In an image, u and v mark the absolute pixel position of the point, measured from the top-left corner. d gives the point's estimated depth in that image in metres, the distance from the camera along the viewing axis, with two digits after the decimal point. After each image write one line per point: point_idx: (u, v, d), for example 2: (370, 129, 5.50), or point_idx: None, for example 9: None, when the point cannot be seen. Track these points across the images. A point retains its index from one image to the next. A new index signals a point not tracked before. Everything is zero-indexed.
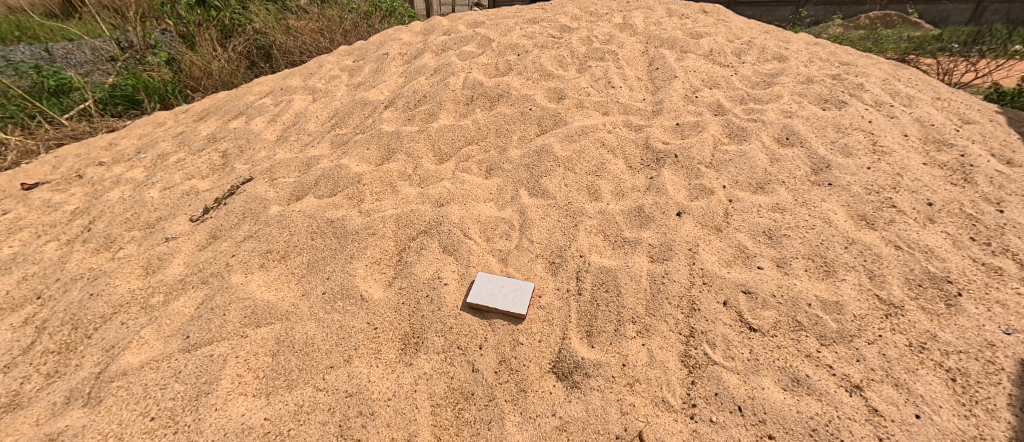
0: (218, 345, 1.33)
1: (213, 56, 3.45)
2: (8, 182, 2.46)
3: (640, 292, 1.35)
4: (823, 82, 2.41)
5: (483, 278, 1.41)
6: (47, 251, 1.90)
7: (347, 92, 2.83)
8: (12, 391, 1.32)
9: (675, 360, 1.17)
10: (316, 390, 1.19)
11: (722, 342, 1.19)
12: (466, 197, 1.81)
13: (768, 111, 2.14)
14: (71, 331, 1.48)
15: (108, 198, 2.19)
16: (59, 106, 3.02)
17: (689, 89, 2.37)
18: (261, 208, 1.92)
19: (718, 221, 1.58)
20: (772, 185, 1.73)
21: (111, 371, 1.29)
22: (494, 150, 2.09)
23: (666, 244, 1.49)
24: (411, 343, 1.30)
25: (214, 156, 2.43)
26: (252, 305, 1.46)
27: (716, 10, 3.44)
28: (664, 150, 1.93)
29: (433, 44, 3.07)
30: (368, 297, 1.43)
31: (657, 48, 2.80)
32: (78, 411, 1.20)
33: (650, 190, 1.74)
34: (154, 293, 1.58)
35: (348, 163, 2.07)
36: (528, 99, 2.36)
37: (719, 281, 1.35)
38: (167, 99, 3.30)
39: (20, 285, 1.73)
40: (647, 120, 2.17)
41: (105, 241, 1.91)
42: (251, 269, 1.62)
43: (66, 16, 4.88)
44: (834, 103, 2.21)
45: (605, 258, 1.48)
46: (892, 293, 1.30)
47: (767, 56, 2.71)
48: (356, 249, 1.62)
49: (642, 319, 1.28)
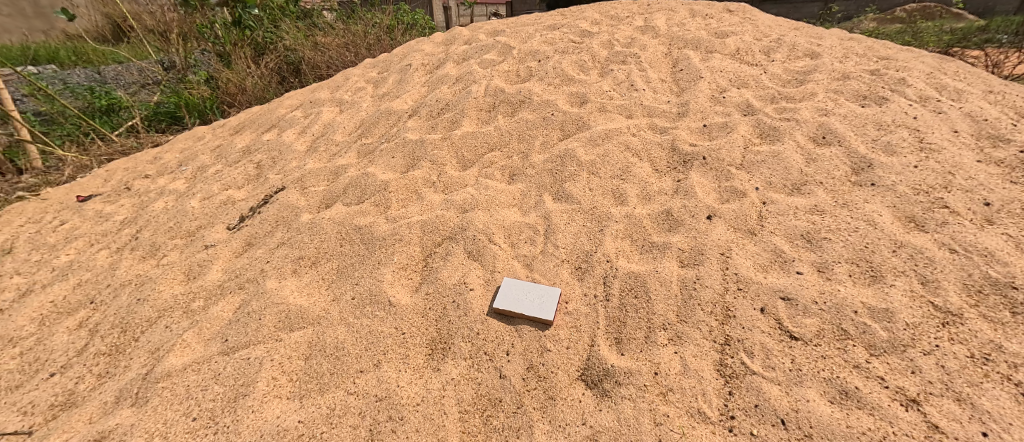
0: (254, 349, 1.38)
1: (247, 72, 3.63)
2: (64, 194, 2.64)
3: (670, 298, 1.31)
4: (861, 78, 2.29)
5: (507, 284, 1.39)
6: (99, 259, 2.03)
7: (372, 102, 2.91)
8: (68, 390, 1.41)
9: (710, 369, 1.12)
10: (348, 394, 1.21)
11: (761, 351, 1.14)
12: (489, 202, 1.81)
13: (801, 110, 2.05)
14: (121, 333, 1.58)
15: (154, 209, 2.31)
16: (110, 124, 3.26)
17: (715, 90, 2.31)
18: (293, 216, 1.99)
19: (751, 224, 1.52)
20: (809, 187, 1.65)
21: (158, 372, 1.35)
22: (517, 156, 2.10)
23: (696, 248, 1.44)
24: (438, 349, 1.30)
25: (249, 168, 2.54)
26: (286, 309, 1.50)
27: (742, 9, 3.36)
28: (691, 152, 1.88)
29: (455, 54, 3.13)
30: (396, 302, 1.45)
31: (681, 49, 2.75)
32: (127, 410, 1.26)
33: (677, 193, 1.70)
34: (196, 298, 1.66)
35: (374, 171, 2.13)
36: (550, 104, 2.36)
37: (755, 288, 1.29)
38: (206, 115, 3.50)
39: (75, 291, 1.85)
40: (672, 122, 2.12)
41: (151, 249, 2.01)
42: (284, 275, 1.67)
43: (116, 40, 5.32)
44: (874, 100, 2.10)
45: (632, 263, 1.45)
46: (948, 300, 1.21)
47: (798, 53, 2.62)
48: (384, 255, 1.65)
49: (673, 326, 1.24)
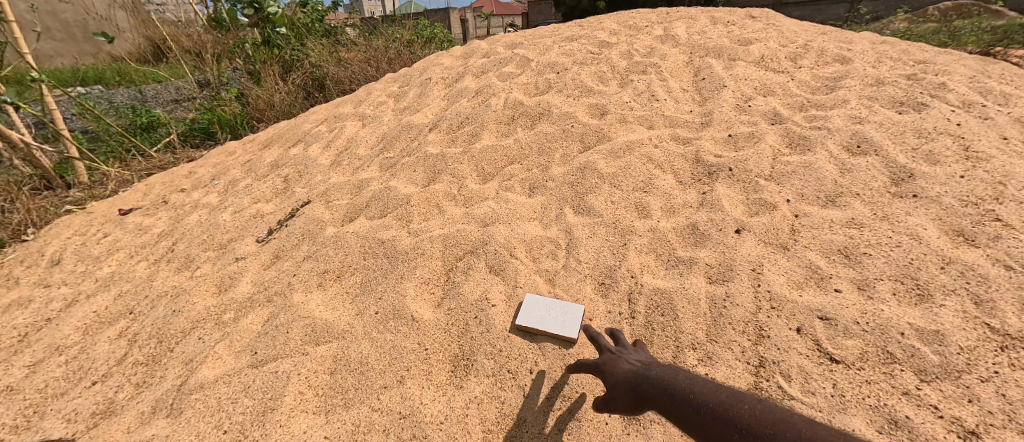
0: (281, 363, 1.40)
1: (275, 89, 3.77)
2: (107, 208, 2.79)
3: (699, 317, 1.26)
4: (897, 84, 2.20)
5: (530, 299, 1.38)
6: (138, 270, 2.12)
7: (393, 117, 2.97)
8: (108, 399, 1.46)
9: (745, 393, 1.07)
10: (372, 410, 1.21)
11: (799, 375, 1.08)
12: (510, 216, 1.80)
13: (833, 118, 1.98)
14: (157, 344, 1.63)
15: (189, 222, 2.41)
16: (150, 140, 3.44)
17: (740, 99, 2.26)
18: (317, 230, 2.03)
19: (783, 238, 1.46)
20: (844, 199, 1.58)
21: (191, 384, 1.39)
22: (537, 168, 2.09)
23: (725, 264, 1.40)
24: (461, 365, 1.30)
25: (276, 182, 2.62)
26: (311, 324, 1.52)
27: (765, 15, 3.29)
28: (717, 163, 1.84)
29: (474, 67, 3.17)
30: (418, 317, 1.45)
31: (703, 57, 2.71)
32: (163, 421, 1.30)
33: (703, 206, 1.65)
34: (227, 310, 1.70)
35: (396, 185, 2.16)
36: (569, 116, 2.35)
37: (790, 306, 1.23)
38: (236, 130, 3.65)
39: (116, 301, 1.93)
40: (696, 132, 2.08)
41: (185, 261, 2.09)
42: (310, 288, 1.70)
43: (156, 61, 5.64)
44: (912, 106, 2.01)
45: (658, 279, 1.41)
46: (1006, 322, 1.12)
47: (827, 59, 2.54)
48: (406, 270, 1.65)
49: (703, 346, 1.19)
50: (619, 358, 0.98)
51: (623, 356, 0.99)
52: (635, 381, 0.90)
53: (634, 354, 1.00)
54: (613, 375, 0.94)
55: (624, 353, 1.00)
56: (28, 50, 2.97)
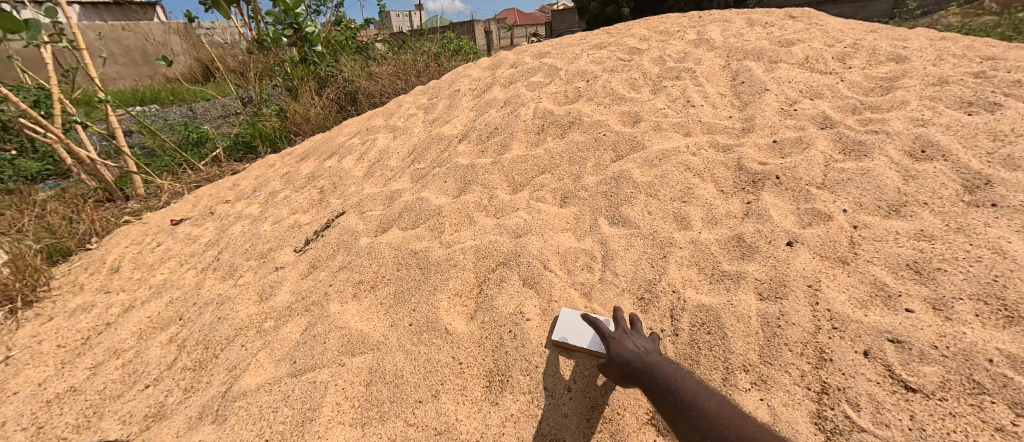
0: (320, 372, 1.42)
1: (312, 104, 3.92)
2: (161, 219, 2.96)
3: (750, 336, 1.18)
4: (963, 83, 2.03)
5: (567, 313, 1.35)
6: (187, 278, 2.23)
7: (424, 128, 3.01)
8: (159, 402, 1.53)
9: (806, 423, 0.98)
10: (407, 425, 1.20)
11: (868, 403, 0.98)
12: (542, 227, 1.77)
13: (891, 121, 1.84)
14: (203, 350, 1.70)
15: (233, 232, 2.52)
16: (198, 155, 3.67)
17: (784, 103, 2.15)
18: (352, 240, 2.08)
19: (841, 252, 1.36)
20: (909, 208, 1.45)
21: (235, 390, 1.43)
22: (568, 178, 2.06)
23: (777, 279, 1.31)
24: (496, 381, 1.27)
25: (313, 193, 2.71)
26: (348, 334, 1.54)
27: (806, 14, 3.14)
28: (761, 170, 1.74)
29: (502, 78, 3.19)
30: (452, 330, 1.44)
31: (741, 60, 2.60)
32: (208, 427, 1.34)
33: (748, 217, 1.57)
34: (268, 318, 1.76)
35: (428, 196, 2.17)
36: (601, 124, 2.31)
37: (854, 327, 1.13)
38: (276, 143, 3.82)
39: (167, 308, 2.03)
40: (736, 138, 1.99)
41: (230, 269, 2.18)
42: (346, 298, 1.73)
43: (206, 80, 6.02)
44: (982, 106, 1.84)
45: (703, 294, 1.34)
46: None
47: (880, 58, 2.38)
48: (439, 281, 1.65)
49: (755, 368, 1.12)
50: (626, 337, 1.11)
51: (630, 336, 1.12)
52: (632, 356, 1.04)
53: (637, 335, 1.13)
54: (614, 347, 1.09)
55: (630, 333, 1.13)
56: (96, 74, 3.23)
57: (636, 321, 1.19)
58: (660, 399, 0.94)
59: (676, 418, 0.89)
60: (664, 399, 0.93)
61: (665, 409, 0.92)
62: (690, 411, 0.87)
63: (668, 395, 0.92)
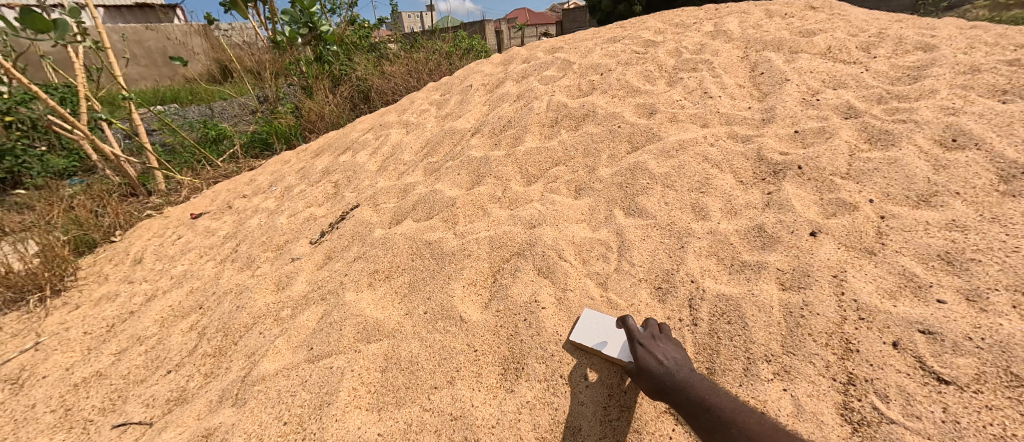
0: (336, 359, 1.43)
1: (326, 101, 3.97)
2: (181, 213, 3.03)
3: (772, 325, 1.16)
4: (996, 71, 1.95)
5: (588, 316, 1.29)
6: (206, 269, 2.27)
7: (437, 122, 3.02)
8: (181, 387, 1.56)
9: (832, 413, 0.96)
10: (423, 410, 1.20)
11: (899, 396, 0.95)
12: (557, 218, 1.76)
13: (920, 110, 1.78)
14: (222, 337, 1.73)
15: (250, 225, 2.57)
16: (217, 152, 3.76)
17: (806, 93, 2.09)
18: (366, 231, 2.09)
19: (867, 242, 1.32)
20: (940, 198, 1.40)
21: (254, 375, 1.46)
22: (583, 170, 2.04)
23: (800, 269, 1.28)
24: (511, 369, 1.26)
25: (328, 187, 2.74)
26: (363, 321, 1.55)
27: (827, 4, 3.05)
28: (783, 161, 1.70)
29: (515, 72, 3.18)
30: (466, 318, 1.44)
31: (759, 51, 2.54)
32: (229, 410, 1.37)
33: (769, 207, 1.53)
34: (285, 307, 1.78)
35: (442, 188, 2.18)
36: (615, 116, 2.28)
37: (882, 318, 1.10)
38: (291, 140, 3.88)
39: (188, 297, 2.08)
40: (756, 129, 1.94)
41: (247, 261, 2.22)
42: (361, 287, 1.74)
43: (223, 78, 6.15)
44: (1018, 94, 1.77)
45: (722, 284, 1.31)
46: None
47: (906, 47, 2.30)
48: (453, 271, 1.65)
49: (778, 358, 1.09)
50: (655, 347, 1.07)
51: (657, 344, 1.09)
52: (662, 369, 1.01)
53: (664, 342, 1.10)
54: (644, 359, 1.05)
55: (657, 342, 1.10)
56: (121, 72, 3.32)
57: (659, 322, 1.17)
58: (696, 416, 0.91)
59: (713, 436, 0.88)
60: (700, 417, 0.91)
61: (700, 426, 0.90)
62: (729, 429, 0.86)
63: (704, 412, 0.90)
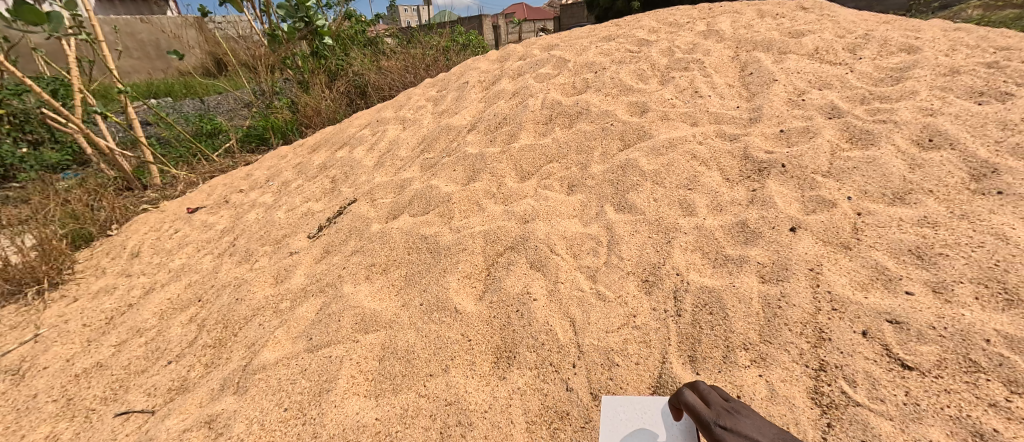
0: (334, 348, 1.48)
1: (323, 96, 3.99)
2: (178, 207, 3.06)
3: (751, 316, 1.22)
4: (974, 73, 2.02)
5: (609, 404, 1.06)
6: (204, 262, 2.31)
7: (433, 119, 3.06)
8: (182, 376, 1.61)
9: (803, 397, 1.02)
10: (419, 396, 1.26)
11: (865, 381, 1.01)
12: (550, 213, 1.82)
13: (900, 111, 1.84)
14: (222, 329, 1.78)
15: (248, 219, 2.60)
16: (212, 146, 3.77)
17: (792, 93, 2.15)
18: (364, 226, 2.14)
19: (844, 237, 1.38)
20: (915, 196, 1.47)
21: (255, 364, 1.50)
22: (576, 167, 2.09)
23: (779, 263, 1.34)
24: (503, 357, 1.32)
25: (325, 182, 2.77)
26: (361, 313, 1.60)
27: (817, 6, 3.11)
28: (768, 159, 1.76)
29: (510, 70, 3.22)
30: (462, 310, 1.49)
31: (750, 52, 2.60)
32: (229, 397, 1.41)
33: (753, 204, 1.59)
34: (283, 299, 1.83)
35: (437, 184, 2.23)
36: (609, 114, 2.33)
37: (854, 309, 1.16)
38: (287, 135, 3.89)
39: (187, 290, 2.12)
40: (743, 128, 2.00)
41: (245, 254, 2.26)
42: (359, 280, 1.79)
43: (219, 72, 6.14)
44: (993, 96, 1.84)
45: (706, 277, 1.37)
46: None
47: (891, 49, 2.37)
48: (449, 264, 1.70)
49: (755, 347, 1.15)
50: (744, 430, 0.85)
51: (741, 424, 0.87)
52: None
53: (746, 418, 0.88)
54: None
55: (738, 420, 0.88)
56: (116, 66, 3.33)
57: (713, 389, 0.97)
58: None
59: None
60: None
61: None
62: None
63: None
